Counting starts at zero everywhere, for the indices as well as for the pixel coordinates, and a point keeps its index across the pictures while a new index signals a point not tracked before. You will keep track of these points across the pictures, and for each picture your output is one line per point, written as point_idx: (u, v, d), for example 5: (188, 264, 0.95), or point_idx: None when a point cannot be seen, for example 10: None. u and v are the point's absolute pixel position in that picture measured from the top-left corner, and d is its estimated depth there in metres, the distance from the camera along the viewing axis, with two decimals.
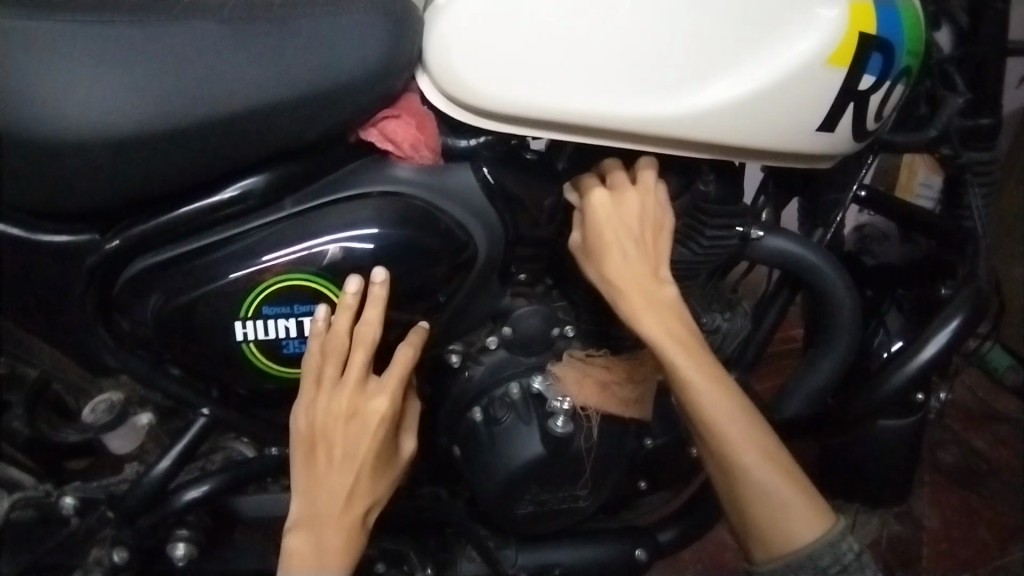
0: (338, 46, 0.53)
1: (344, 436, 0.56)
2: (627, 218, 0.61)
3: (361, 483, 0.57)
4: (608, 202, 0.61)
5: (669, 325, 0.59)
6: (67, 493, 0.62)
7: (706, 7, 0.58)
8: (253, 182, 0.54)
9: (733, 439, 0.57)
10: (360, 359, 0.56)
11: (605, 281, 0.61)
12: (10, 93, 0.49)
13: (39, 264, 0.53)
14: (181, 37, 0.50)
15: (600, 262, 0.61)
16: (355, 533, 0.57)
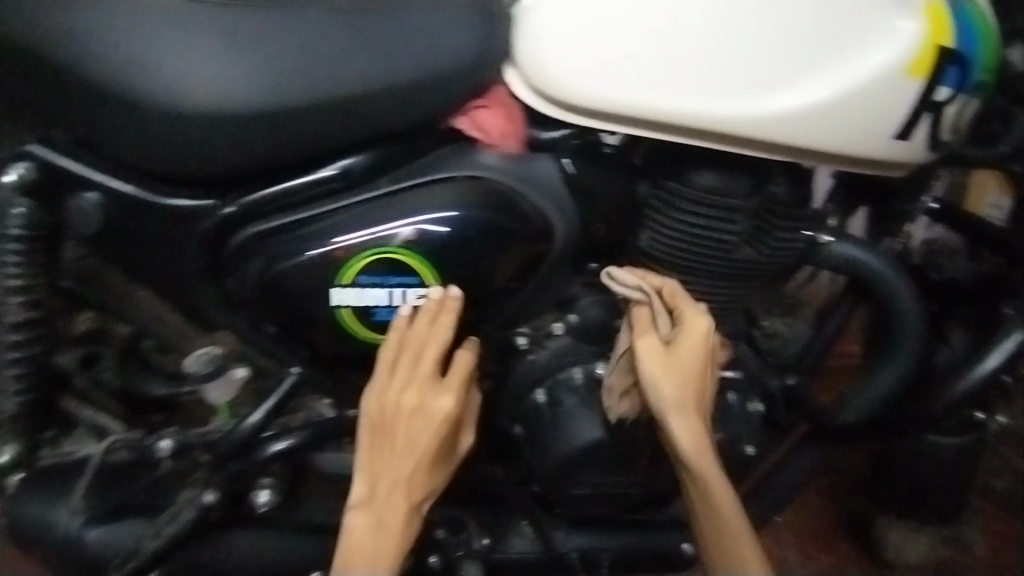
0: (439, 38, 0.57)
1: (409, 426, 0.61)
2: (696, 349, 0.65)
3: (420, 473, 0.62)
4: (683, 330, 0.65)
5: (709, 445, 0.66)
6: (164, 438, 0.68)
7: (790, 12, 0.59)
8: (351, 162, 0.58)
9: (730, 527, 0.65)
10: (432, 360, 0.60)
11: (668, 396, 0.65)
12: (137, 64, 0.53)
13: (158, 223, 0.58)
14: (294, 21, 0.55)
15: (664, 377, 0.65)
16: (411, 521, 0.62)
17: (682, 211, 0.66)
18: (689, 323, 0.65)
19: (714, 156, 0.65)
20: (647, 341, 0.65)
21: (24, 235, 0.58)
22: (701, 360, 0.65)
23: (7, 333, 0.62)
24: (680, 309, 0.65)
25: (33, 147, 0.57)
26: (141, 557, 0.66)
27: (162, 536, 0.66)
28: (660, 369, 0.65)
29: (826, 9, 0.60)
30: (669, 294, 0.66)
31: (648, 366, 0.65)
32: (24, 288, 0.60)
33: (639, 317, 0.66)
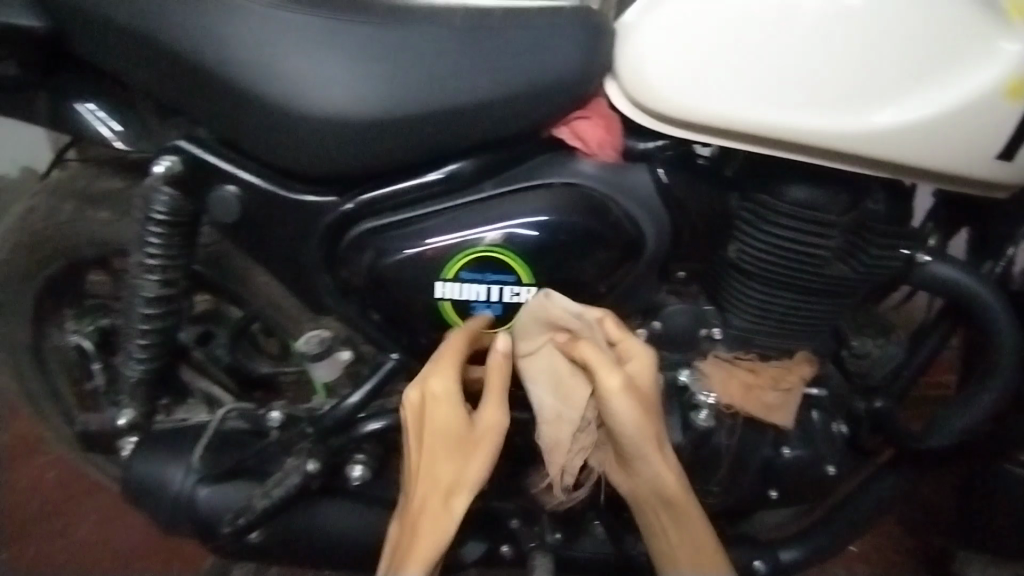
0: (546, 52, 0.61)
1: (432, 424, 0.62)
2: (650, 383, 0.61)
3: (445, 466, 0.62)
4: (633, 364, 0.61)
5: (683, 481, 0.62)
6: (276, 409, 0.74)
7: (896, 28, 0.59)
8: (458, 167, 0.62)
9: (709, 552, 0.63)
10: (444, 362, 0.61)
11: (637, 436, 0.59)
12: (262, 65, 0.57)
13: (281, 213, 0.63)
14: (417, 34, 0.59)
15: (636, 414, 0.59)
16: (444, 512, 0.61)
17: (777, 224, 0.66)
18: (637, 357, 0.61)
19: (811, 171, 0.65)
20: (613, 377, 0.59)
21: (168, 221, 0.63)
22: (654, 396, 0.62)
23: (141, 306, 0.66)
24: (624, 344, 0.62)
25: (180, 142, 0.61)
26: (252, 514, 0.70)
27: (270, 498, 0.69)
28: (632, 406, 0.59)
29: (934, 25, 0.59)
30: (610, 328, 0.63)
31: (618, 404, 0.58)
32: (162, 269, 0.65)
33: (593, 348, 0.61)
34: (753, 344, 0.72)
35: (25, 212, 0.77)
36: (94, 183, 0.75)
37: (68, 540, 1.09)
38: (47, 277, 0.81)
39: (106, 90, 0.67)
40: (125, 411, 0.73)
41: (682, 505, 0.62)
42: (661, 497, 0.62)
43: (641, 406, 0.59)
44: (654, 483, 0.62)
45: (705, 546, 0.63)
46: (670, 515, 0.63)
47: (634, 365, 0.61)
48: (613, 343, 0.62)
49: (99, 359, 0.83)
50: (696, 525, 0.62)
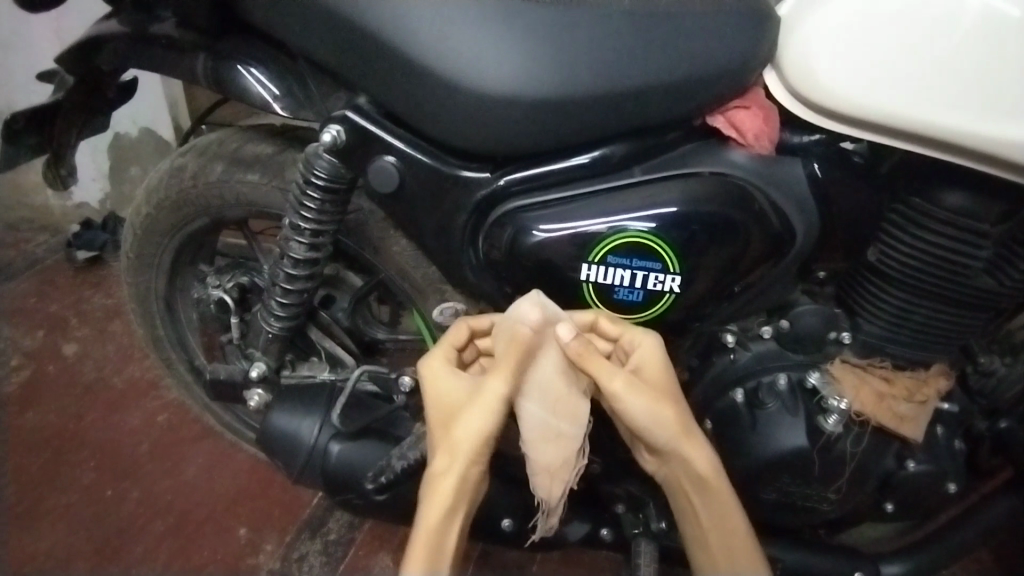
0: (708, 42, 0.60)
1: (433, 402, 0.63)
2: (659, 366, 0.62)
3: (444, 433, 0.60)
4: (639, 355, 0.63)
5: (715, 460, 0.61)
6: (406, 374, 0.78)
7: None
8: (607, 151, 0.62)
9: (738, 534, 0.61)
10: (439, 348, 0.65)
11: (662, 425, 0.60)
12: (430, 38, 0.58)
13: (432, 185, 0.64)
14: (584, 17, 0.59)
15: (650, 404, 0.60)
16: (441, 474, 0.58)
17: (925, 229, 0.63)
18: (639, 345, 0.63)
19: (982, 178, 0.61)
20: (611, 372, 0.60)
21: (325, 185, 0.65)
22: (667, 383, 0.62)
23: (288, 266, 0.70)
24: (624, 335, 0.63)
25: (346, 112, 0.64)
26: (390, 474, 0.74)
27: (408, 459, 0.73)
28: (642, 399, 0.60)
29: None
30: (606, 322, 0.64)
31: (630, 400, 0.59)
32: (312, 232, 0.68)
33: (581, 350, 0.60)
34: (885, 352, 0.70)
35: (177, 169, 0.82)
36: (244, 146, 0.80)
37: (176, 481, 1.16)
38: (189, 233, 0.86)
39: (271, 57, 0.70)
40: (257, 363, 0.77)
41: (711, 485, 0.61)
42: (692, 481, 0.61)
43: (656, 396, 0.60)
44: (684, 465, 0.61)
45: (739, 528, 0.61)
46: (703, 498, 0.62)
47: (643, 356, 0.63)
48: (611, 339, 0.64)
49: (238, 314, 0.87)
50: (731, 505, 0.61)
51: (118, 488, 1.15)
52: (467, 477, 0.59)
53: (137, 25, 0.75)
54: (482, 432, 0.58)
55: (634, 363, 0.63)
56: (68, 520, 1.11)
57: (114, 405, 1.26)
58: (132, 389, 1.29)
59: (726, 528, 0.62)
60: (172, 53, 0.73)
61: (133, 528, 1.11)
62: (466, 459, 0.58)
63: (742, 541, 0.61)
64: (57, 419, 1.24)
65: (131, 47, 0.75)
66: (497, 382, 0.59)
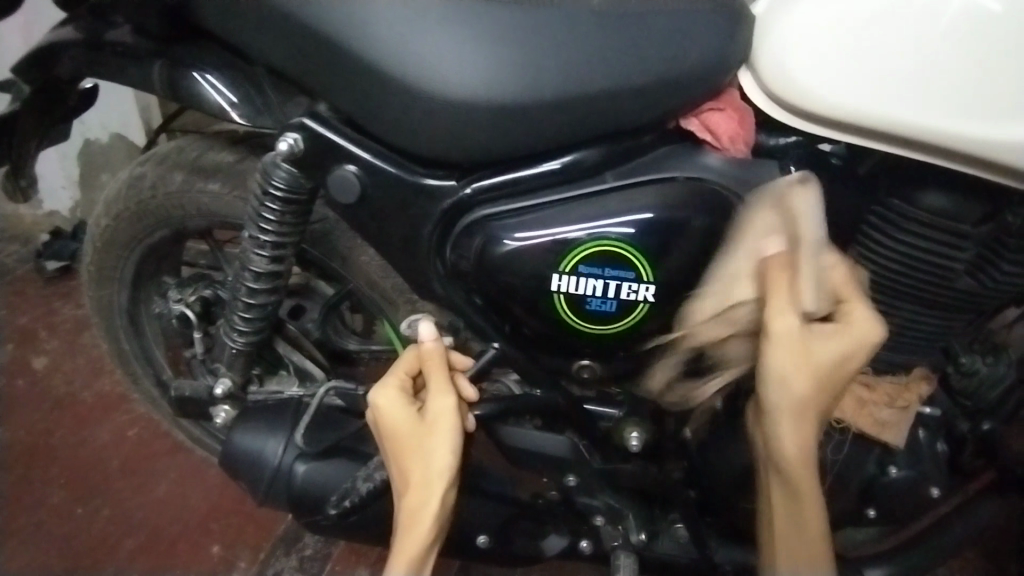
0: (679, 43, 0.59)
1: (388, 432, 0.62)
2: (829, 336, 0.55)
3: (413, 464, 0.61)
4: (839, 329, 0.55)
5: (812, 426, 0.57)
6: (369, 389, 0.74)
7: None
8: (579, 156, 0.60)
9: (806, 494, 0.57)
10: (391, 377, 0.63)
11: (801, 379, 0.55)
12: (392, 42, 0.56)
13: (397, 194, 0.62)
14: (551, 18, 0.57)
15: (799, 374, 0.55)
16: (418, 506, 0.60)
17: (903, 232, 0.62)
18: (859, 334, 0.55)
19: (959, 180, 0.60)
20: (794, 327, 0.54)
21: (284, 196, 0.63)
22: (838, 370, 0.56)
23: (249, 280, 0.67)
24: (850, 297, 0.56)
25: (305, 119, 0.61)
26: (355, 496, 0.72)
27: (374, 481, 0.71)
28: (798, 368, 0.55)
29: None
30: (856, 310, 0.56)
31: (778, 347, 0.55)
32: (273, 244, 0.65)
33: (789, 305, 0.54)
34: (865, 357, 0.69)
35: (135, 180, 0.79)
36: (206, 155, 0.77)
37: (148, 498, 1.13)
38: (151, 245, 0.83)
39: (229, 63, 0.67)
40: (222, 380, 0.75)
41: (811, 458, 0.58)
42: (805, 455, 0.57)
43: (804, 346, 0.55)
44: (786, 401, 0.56)
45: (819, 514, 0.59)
46: (790, 436, 0.57)
47: (800, 304, 0.54)
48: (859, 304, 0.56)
49: (200, 328, 0.85)
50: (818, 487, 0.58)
51: (89, 506, 1.12)
52: (444, 505, 0.61)
53: (90, 30, 0.72)
54: (452, 458, 0.61)
55: (834, 326, 0.56)
56: (40, 539, 1.08)
57: (85, 419, 1.23)
58: (102, 402, 1.25)
59: (806, 513, 0.58)
60: (125, 59, 0.70)
61: (106, 549, 1.08)
62: (443, 489, 0.60)
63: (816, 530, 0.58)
64: (27, 436, 1.20)
65: (84, 53, 0.72)
66: (449, 404, 0.62)
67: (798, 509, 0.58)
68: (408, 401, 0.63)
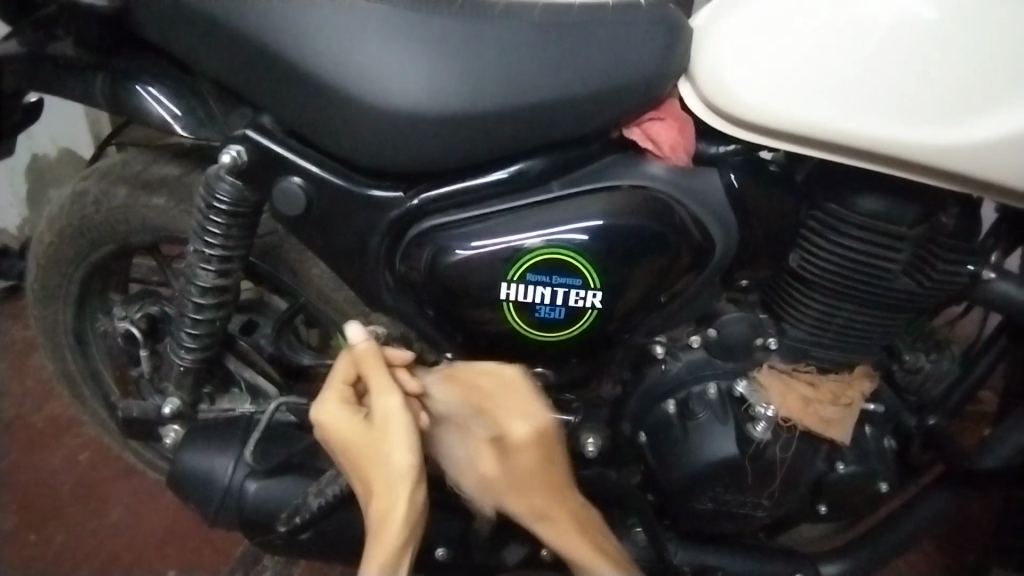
0: (618, 54, 0.60)
1: (341, 444, 0.62)
2: (360, 427, 0.61)
3: (374, 469, 0.60)
4: (522, 427, 0.63)
5: (545, 481, 0.64)
6: None
7: (974, 45, 0.58)
8: (524, 167, 0.61)
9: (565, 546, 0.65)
10: (329, 391, 0.64)
11: (492, 466, 0.65)
12: (334, 54, 0.56)
13: (345, 206, 0.62)
14: (492, 30, 0.58)
15: (522, 487, 0.64)
16: (386, 510, 0.59)
17: (841, 235, 0.64)
18: (505, 388, 0.63)
19: (890, 183, 0.63)
20: (517, 438, 0.63)
21: (228, 210, 0.62)
22: (538, 444, 0.63)
23: (195, 296, 0.66)
24: (499, 396, 0.63)
25: (248, 131, 0.61)
26: (305, 513, 0.71)
27: (325, 496, 0.70)
28: (490, 461, 0.65)
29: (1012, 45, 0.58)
30: (533, 401, 0.64)
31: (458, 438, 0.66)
32: (220, 258, 0.64)
33: (483, 437, 0.64)
34: (810, 357, 0.71)
35: (76, 195, 0.77)
36: (150, 168, 0.76)
37: (100, 522, 1.09)
38: (95, 261, 0.81)
39: (171, 75, 0.66)
40: (170, 399, 0.73)
41: (569, 498, 0.66)
42: (558, 528, 0.65)
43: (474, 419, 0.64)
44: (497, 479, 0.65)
45: (620, 560, 0.67)
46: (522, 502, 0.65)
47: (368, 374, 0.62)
48: (503, 387, 0.63)
49: (147, 346, 0.82)
50: (593, 553, 0.65)
51: (41, 531, 1.08)
52: (413, 504, 0.60)
53: (29, 42, 0.71)
54: (411, 457, 0.59)
55: (515, 422, 0.63)
56: None
57: (34, 444, 1.18)
58: (52, 426, 1.21)
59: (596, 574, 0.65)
60: (65, 72, 0.69)
61: None
62: (408, 490, 0.59)
63: (618, 570, 0.66)
64: None
65: (20, 66, 0.70)
66: (393, 403, 0.61)
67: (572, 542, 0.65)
68: (353, 410, 0.63)
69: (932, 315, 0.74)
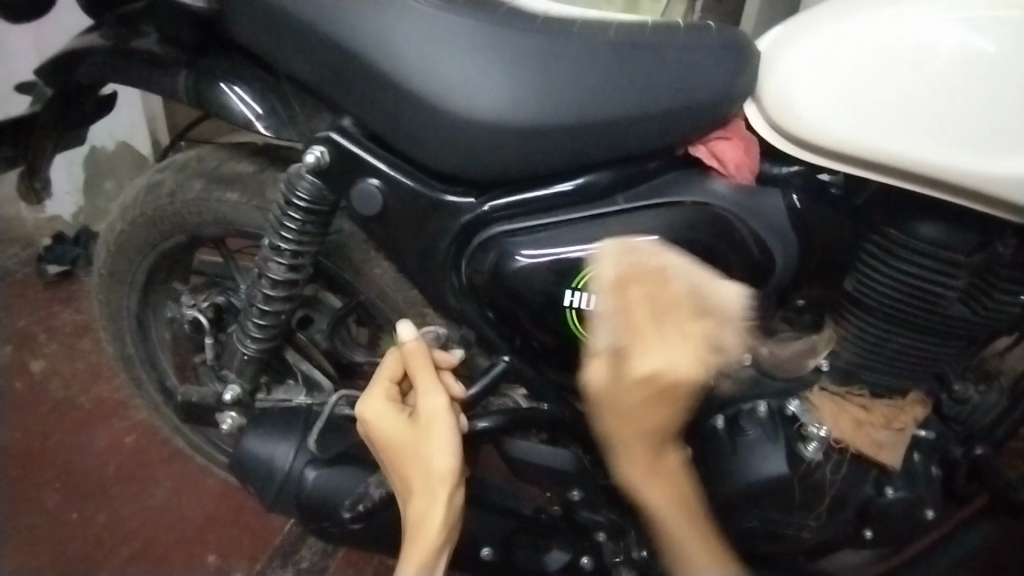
0: (690, 72, 0.61)
1: (384, 443, 0.63)
2: (401, 427, 0.62)
3: (416, 470, 0.61)
4: (650, 360, 0.55)
5: (653, 451, 0.59)
6: None
7: None
8: (591, 179, 0.63)
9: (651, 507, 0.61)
10: (377, 388, 0.64)
11: (632, 449, 0.59)
12: (415, 63, 0.59)
13: (416, 210, 0.64)
14: (570, 45, 0.59)
15: (624, 426, 0.57)
16: (426, 511, 0.60)
17: (902, 260, 0.64)
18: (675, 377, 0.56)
19: (955, 209, 0.63)
20: (605, 379, 0.57)
21: (307, 206, 0.65)
22: (672, 400, 0.57)
23: (266, 288, 0.69)
24: (689, 334, 0.57)
25: (332, 134, 0.64)
26: (368, 502, 0.74)
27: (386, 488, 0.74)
28: (609, 422, 0.58)
29: None
30: (683, 338, 0.56)
31: (598, 401, 0.58)
32: (292, 252, 0.67)
33: (609, 364, 0.57)
34: (862, 380, 0.71)
35: (152, 186, 0.81)
36: (226, 164, 0.78)
37: (145, 503, 1.13)
38: (164, 250, 0.84)
39: (255, 76, 0.69)
40: (232, 386, 0.76)
41: (667, 467, 0.60)
42: (642, 477, 0.59)
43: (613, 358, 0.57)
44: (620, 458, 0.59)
45: (700, 536, 0.62)
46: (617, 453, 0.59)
47: (413, 371, 0.64)
48: (699, 338, 0.57)
49: (212, 334, 0.86)
50: (676, 508, 0.61)
51: (83, 511, 1.12)
52: (451, 507, 0.60)
53: (116, 37, 0.74)
54: (452, 459, 0.60)
55: (666, 360, 0.55)
56: (33, 542, 1.08)
57: (83, 424, 1.22)
58: (100, 408, 1.25)
59: (670, 534, 0.61)
60: (151, 68, 0.72)
61: (101, 555, 1.07)
62: (447, 491, 0.60)
63: (694, 538, 0.61)
64: (23, 439, 1.20)
65: (110, 59, 0.73)
66: (439, 404, 0.62)
67: (657, 515, 0.61)
68: (397, 409, 0.63)
69: (981, 345, 0.73)
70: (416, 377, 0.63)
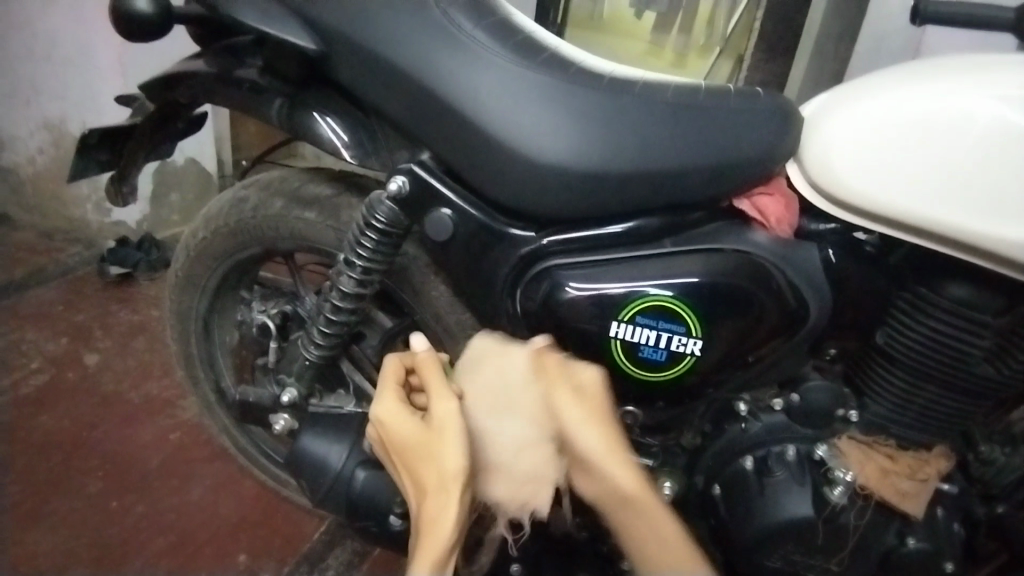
0: (740, 133, 0.67)
1: (397, 441, 0.67)
2: (413, 428, 0.66)
3: (428, 467, 0.65)
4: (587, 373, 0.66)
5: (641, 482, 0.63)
6: None
7: None
8: (642, 223, 0.69)
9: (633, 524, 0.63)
10: (388, 391, 0.69)
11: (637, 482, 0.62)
12: (488, 109, 0.66)
13: (481, 240, 0.71)
14: (629, 102, 0.66)
15: (583, 421, 0.63)
16: (438, 508, 0.62)
17: (935, 317, 0.68)
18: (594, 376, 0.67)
19: (979, 272, 0.66)
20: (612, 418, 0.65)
21: (382, 228, 0.71)
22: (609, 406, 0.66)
23: (336, 299, 0.75)
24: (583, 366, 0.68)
25: (413, 166, 0.71)
26: None
27: None
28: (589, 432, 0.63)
29: None
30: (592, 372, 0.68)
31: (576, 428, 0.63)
32: (363, 269, 0.73)
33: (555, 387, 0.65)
34: (890, 432, 0.74)
35: (238, 201, 0.89)
36: (306, 186, 0.86)
37: (184, 498, 1.19)
38: (238, 260, 0.92)
39: (343, 109, 0.77)
40: (290, 389, 0.82)
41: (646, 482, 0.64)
42: (619, 501, 0.63)
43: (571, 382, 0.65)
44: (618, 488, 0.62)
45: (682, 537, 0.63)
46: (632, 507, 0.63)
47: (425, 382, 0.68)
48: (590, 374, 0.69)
49: (277, 340, 0.94)
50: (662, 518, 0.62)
51: (122, 500, 1.17)
52: (463, 503, 0.63)
53: (221, 66, 0.82)
54: (463, 457, 0.63)
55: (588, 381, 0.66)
56: (70, 525, 1.12)
57: (133, 418, 1.29)
58: (149, 405, 1.32)
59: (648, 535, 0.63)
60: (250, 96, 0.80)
61: (130, 547, 1.11)
62: (459, 489, 0.63)
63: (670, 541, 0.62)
64: (72, 427, 1.26)
65: (213, 84, 0.82)
66: (450, 406, 0.65)
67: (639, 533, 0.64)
68: (409, 411, 0.68)
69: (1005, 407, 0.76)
70: (427, 384, 0.68)
